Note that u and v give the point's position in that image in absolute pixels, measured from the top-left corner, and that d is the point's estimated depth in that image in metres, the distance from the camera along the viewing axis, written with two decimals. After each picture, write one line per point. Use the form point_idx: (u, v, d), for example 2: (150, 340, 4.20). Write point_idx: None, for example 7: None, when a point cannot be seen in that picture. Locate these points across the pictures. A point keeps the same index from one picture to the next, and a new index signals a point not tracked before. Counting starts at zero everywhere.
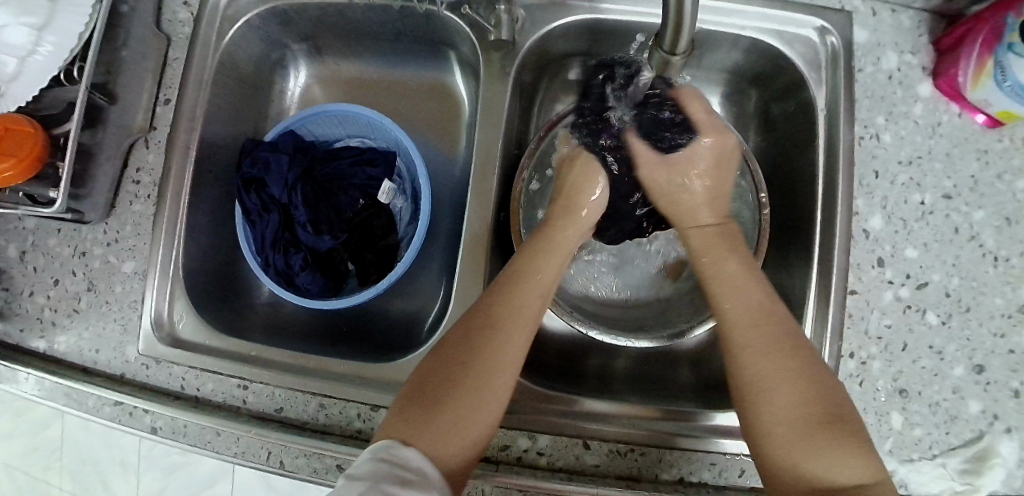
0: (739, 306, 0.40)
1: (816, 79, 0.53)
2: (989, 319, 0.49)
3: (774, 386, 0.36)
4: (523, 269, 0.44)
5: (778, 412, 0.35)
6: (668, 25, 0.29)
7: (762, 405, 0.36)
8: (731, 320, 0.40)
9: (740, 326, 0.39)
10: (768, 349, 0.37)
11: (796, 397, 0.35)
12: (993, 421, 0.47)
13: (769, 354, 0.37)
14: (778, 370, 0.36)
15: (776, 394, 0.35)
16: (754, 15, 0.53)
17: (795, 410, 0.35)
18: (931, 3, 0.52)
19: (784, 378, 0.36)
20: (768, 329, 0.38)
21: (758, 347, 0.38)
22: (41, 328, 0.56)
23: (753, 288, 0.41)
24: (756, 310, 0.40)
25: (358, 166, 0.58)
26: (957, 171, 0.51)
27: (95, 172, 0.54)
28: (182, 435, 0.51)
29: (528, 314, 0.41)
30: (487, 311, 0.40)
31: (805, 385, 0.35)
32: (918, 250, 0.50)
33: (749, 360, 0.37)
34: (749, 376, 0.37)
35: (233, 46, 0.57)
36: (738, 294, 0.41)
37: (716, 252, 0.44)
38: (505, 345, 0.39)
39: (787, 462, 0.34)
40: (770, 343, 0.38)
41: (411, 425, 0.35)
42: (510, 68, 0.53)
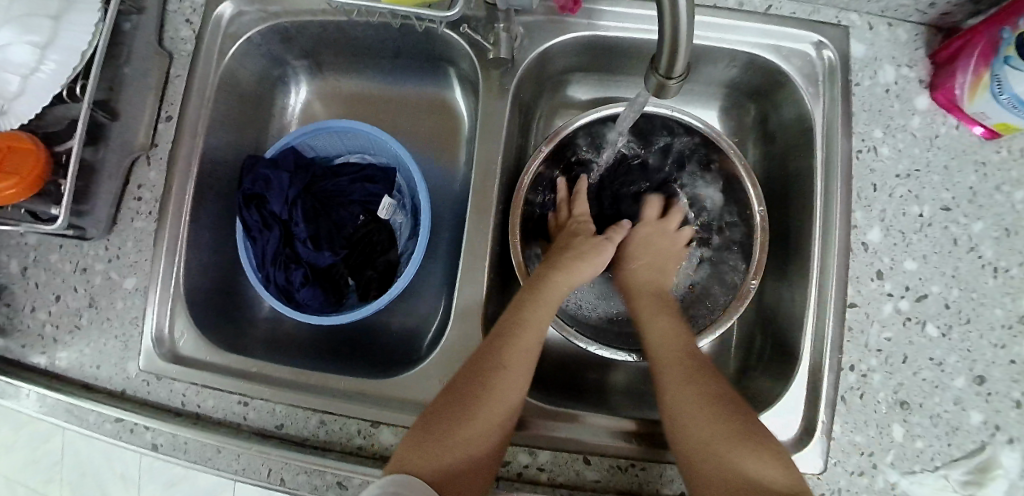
0: (667, 345, 0.49)
1: (813, 94, 0.53)
2: (989, 330, 0.49)
3: (694, 409, 0.44)
4: (524, 314, 0.48)
5: (694, 432, 0.42)
6: (663, 46, 0.29)
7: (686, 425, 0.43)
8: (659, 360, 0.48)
9: (666, 364, 0.47)
10: (682, 379, 0.46)
11: (711, 416, 0.43)
12: (995, 432, 0.47)
13: (689, 385, 0.45)
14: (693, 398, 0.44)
15: (694, 417, 0.43)
16: (752, 30, 0.54)
17: (710, 427, 0.42)
18: (927, 17, 0.53)
19: (694, 405, 0.44)
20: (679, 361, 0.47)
21: (677, 380, 0.46)
22: (43, 344, 0.57)
23: (681, 336, 0.49)
24: (683, 352, 0.48)
25: (358, 182, 0.58)
26: (955, 183, 0.51)
27: (96, 189, 0.54)
28: (182, 452, 0.50)
29: (528, 359, 0.46)
30: (492, 357, 0.45)
31: (714, 411, 0.43)
32: (918, 262, 0.50)
33: (674, 390, 0.45)
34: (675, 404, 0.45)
35: (234, 63, 0.58)
36: (668, 339, 0.49)
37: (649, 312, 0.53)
38: (506, 390, 0.44)
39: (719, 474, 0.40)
40: (688, 378, 0.46)
41: (421, 457, 0.40)
42: (510, 84, 0.53)
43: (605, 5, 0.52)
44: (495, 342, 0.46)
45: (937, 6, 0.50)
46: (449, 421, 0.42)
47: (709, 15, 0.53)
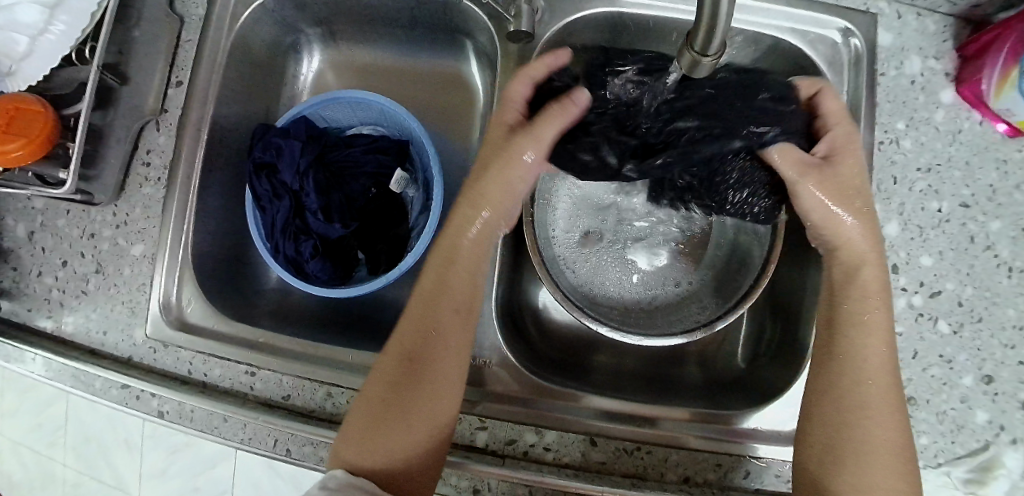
0: (877, 369, 0.40)
1: (838, 81, 0.52)
2: (1001, 330, 0.49)
3: (880, 432, 0.39)
4: (448, 277, 0.44)
5: (863, 448, 0.38)
6: (700, 21, 0.28)
7: (861, 451, 0.38)
8: (864, 363, 0.40)
9: (864, 384, 0.40)
10: (874, 385, 0.40)
11: (888, 466, 0.38)
12: (999, 432, 0.47)
13: (889, 423, 0.39)
14: (894, 436, 0.39)
15: (869, 431, 0.39)
16: (779, 14, 0.52)
17: (890, 469, 0.38)
18: (957, 9, 0.51)
19: (859, 410, 0.39)
20: (874, 358, 0.40)
21: (877, 404, 0.39)
22: (49, 308, 0.56)
23: (885, 348, 0.41)
24: (888, 382, 0.40)
25: (371, 153, 0.58)
26: (976, 180, 0.51)
27: (105, 153, 0.53)
28: (189, 420, 0.51)
29: (457, 319, 0.43)
30: (416, 326, 0.43)
31: (899, 442, 0.39)
32: (933, 257, 0.50)
33: (866, 401, 0.39)
34: (870, 428, 0.39)
35: (247, 28, 0.56)
36: (874, 342, 0.41)
37: (873, 301, 0.42)
38: (435, 356, 0.42)
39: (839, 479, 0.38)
40: (891, 409, 0.39)
41: (361, 444, 0.40)
42: (529, 60, 0.52)
43: None
44: (421, 309, 0.43)
45: None
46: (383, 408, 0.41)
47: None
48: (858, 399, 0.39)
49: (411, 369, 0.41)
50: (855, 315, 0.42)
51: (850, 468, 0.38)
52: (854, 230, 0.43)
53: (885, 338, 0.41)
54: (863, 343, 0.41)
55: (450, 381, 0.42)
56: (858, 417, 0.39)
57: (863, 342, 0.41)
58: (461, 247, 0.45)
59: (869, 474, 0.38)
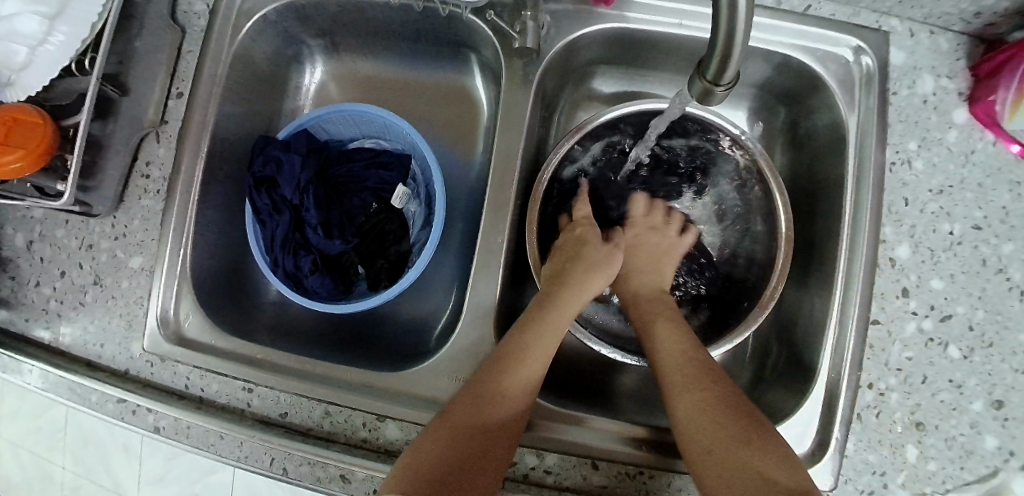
0: (671, 354, 0.47)
1: (849, 100, 0.51)
2: (1012, 355, 0.48)
3: (701, 399, 0.43)
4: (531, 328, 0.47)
5: (690, 415, 0.43)
6: (715, 51, 0.27)
7: (687, 423, 0.43)
8: (671, 349, 0.48)
9: (670, 364, 0.47)
10: (682, 367, 0.46)
11: (715, 423, 0.41)
12: (1009, 458, 0.46)
13: (698, 391, 0.44)
14: (701, 397, 0.43)
15: (688, 401, 0.43)
16: (789, 32, 0.52)
17: (711, 429, 0.41)
18: (970, 27, 0.50)
19: (690, 388, 0.44)
20: (679, 344, 0.48)
21: (685, 381, 0.45)
22: (46, 319, 0.56)
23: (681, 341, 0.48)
24: (685, 360, 0.46)
25: (373, 168, 0.57)
26: (988, 201, 0.50)
27: (104, 165, 0.53)
28: (185, 437, 0.50)
29: (531, 368, 0.45)
30: (498, 365, 0.44)
31: (730, 401, 0.43)
32: (944, 280, 0.49)
33: (677, 377, 0.45)
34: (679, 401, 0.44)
35: (249, 40, 0.56)
36: (674, 338, 0.48)
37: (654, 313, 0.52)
38: (511, 392, 0.43)
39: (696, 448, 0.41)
40: (689, 381, 0.45)
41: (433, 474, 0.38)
42: (534, 76, 0.51)
43: None
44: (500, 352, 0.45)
45: (983, 16, 0.48)
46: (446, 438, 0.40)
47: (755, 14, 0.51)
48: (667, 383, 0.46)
49: (482, 406, 0.42)
50: (655, 307, 0.52)
51: (688, 431, 0.42)
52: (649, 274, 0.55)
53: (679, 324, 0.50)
54: (662, 340, 0.49)
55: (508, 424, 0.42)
56: (674, 399, 0.44)
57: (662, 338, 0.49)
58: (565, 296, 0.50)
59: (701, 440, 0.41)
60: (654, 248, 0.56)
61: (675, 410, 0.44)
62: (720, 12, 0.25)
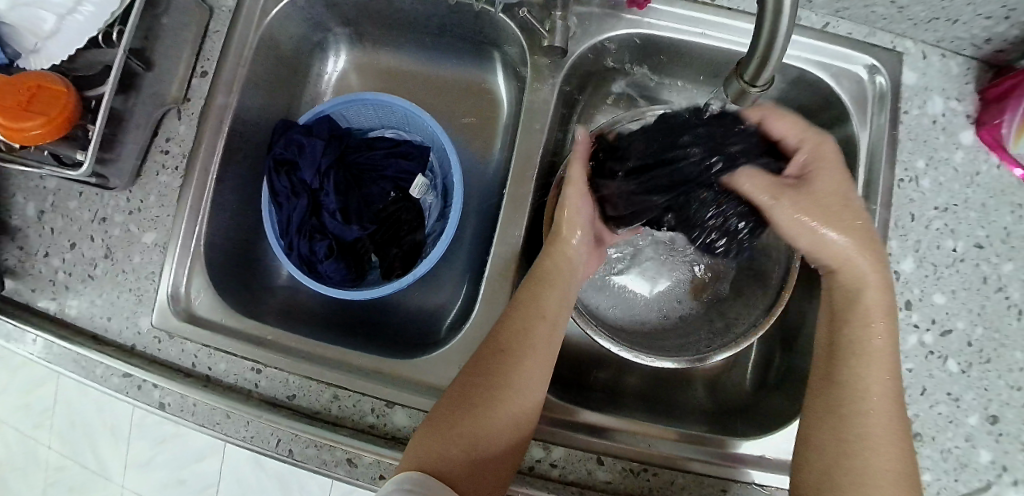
0: (884, 394, 0.38)
1: (862, 117, 0.53)
2: (1008, 372, 0.49)
3: (886, 412, 0.38)
4: (532, 303, 0.45)
5: (868, 437, 0.37)
6: (755, 53, 0.29)
7: (863, 455, 0.37)
8: (869, 330, 0.40)
9: (866, 349, 0.40)
10: (879, 361, 0.39)
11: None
12: (1001, 472, 0.48)
13: (886, 450, 0.37)
14: (893, 464, 0.36)
15: (877, 420, 0.38)
16: (807, 47, 0.53)
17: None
18: (981, 53, 0.52)
19: (868, 395, 0.38)
20: (880, 335, 0.40)
21: (881, 387, 0.39)
22: (53, 290, 0.56)
23: (888, 368, 0.39)
24: (885, 364, 0.39)
25: (392, 157, 0.58)
26: (991, 221, 0.51)
27: (124, 138, 0.53)
28: (190, 414, 0.50)
29: (537, 346, 0.43)
30: (497, 346, 0.43)
31: (901, 433, 0.38)
32: (946, 296, 0.50)
33: (871, 381, 0.39)
34: (869, 458, 0.37)
35: (277, 23, 0.56)
36: (869, 324, 0.40)
37: (858, 275, 0.41)
38: (517, 365, 0.42)
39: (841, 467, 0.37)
40: (887, 433, 0.37)
41: (436, 451, 0.38)
42: (558, 74, 0.52)
43: (662, 4, 0.51)
44: (502, 327, 0.44)
45: (994, 42, 0.50)
46: (461, 417, 0.40)
47: None
48: (858, 426, 0.38)
49: (491, 392, 0.41)
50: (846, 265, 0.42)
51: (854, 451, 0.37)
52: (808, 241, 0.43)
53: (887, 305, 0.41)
54: (863, 365, 0.39)
55: (525, 404, 0.41)
56: (864, 398, 0.38)
57: (867, 365, 0.39)
58: (569, 265, 0.48)
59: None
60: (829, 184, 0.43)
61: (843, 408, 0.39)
62: (767, 13, 0.26)
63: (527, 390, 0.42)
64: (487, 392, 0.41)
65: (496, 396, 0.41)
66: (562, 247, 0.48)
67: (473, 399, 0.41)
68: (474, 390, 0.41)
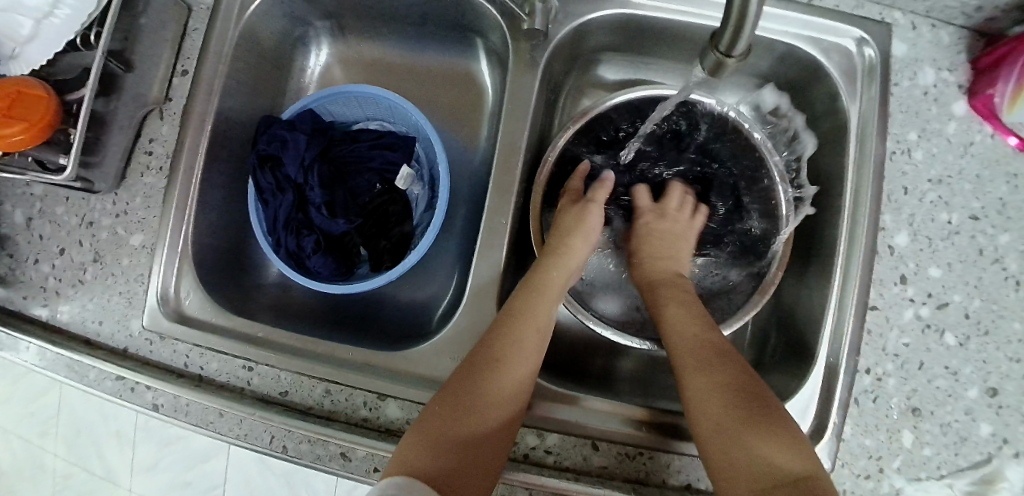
0: (681, 337, 0.47)
1: (851, 90, 0.52)
2: (1007, 344, 0.48)
3: (715, 379, 0.43)
4: (523, 318, 0.46)
5: (697, 395, 0.43)
6: (729, 22, 0.28)
7: (699, 406, 0.42)
8: (683, 321, 0.48)
9: (674, 329, 0.48)
10: (691, 340, 0.46)
11: (727, 404, 0.41)
12: (1002, 445, 0.47)
13: (709, 372, 0.43)
14: (726, 399, 0.41)
15: (695, 382, 0.43)
16: (793, 21, 0.52)
17: (721, 409, 0.41)
18: (972, 21, 0.51)
19: (694, 369, 0.44)
20: (687, 321, 0.48)
21: (696, 361, 0.45)
22: (44, 296, 0.55)
23: (697, 320, 0.48)
24: (698, 340, 0.46)
25: (377, 149, 0.57)
26: (986, 192, 0.50)
27: (106, 141, 0.52)
28: (184, 414, 0.50)
29: (521, 364, 0.44)
30: (488, 351, 0.44)
31: (737, 384, 0.42)
32: (942, 269, 0.49)
33: (684, 355, 0.46)
34: (692, 388, 0.43)
35: (256, 18, 0.56)
36: (685, 321, 0.48)
37: (667, 297, 0.51)
38: (505, 372, 0.43)
39: (709, 421, 0.41)
40: (703, 362, 0.44)
41: (421, 456, 0.39)
42: (541, 59, 0.52)
43: None
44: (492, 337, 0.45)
45: (984, 10, 0.49)
46: (450, 421, 0.41)
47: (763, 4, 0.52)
48: (678, 369, 0.45)
49: (479, 399, 0.41)
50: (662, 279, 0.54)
51: (702, 410, 0.42)
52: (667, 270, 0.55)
53: (688, 301, 0.51)
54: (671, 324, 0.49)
55: (509, 412, 0.42)
56: (681, 371, 0.45)
57: (673, 322, 0.49)
58: (556, 272, 0.50)
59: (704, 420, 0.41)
60: (668, 233, 0.57)
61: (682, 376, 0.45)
62: None
63: (513, 396, 0.43)
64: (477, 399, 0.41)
65: (482, 402, 0.41)
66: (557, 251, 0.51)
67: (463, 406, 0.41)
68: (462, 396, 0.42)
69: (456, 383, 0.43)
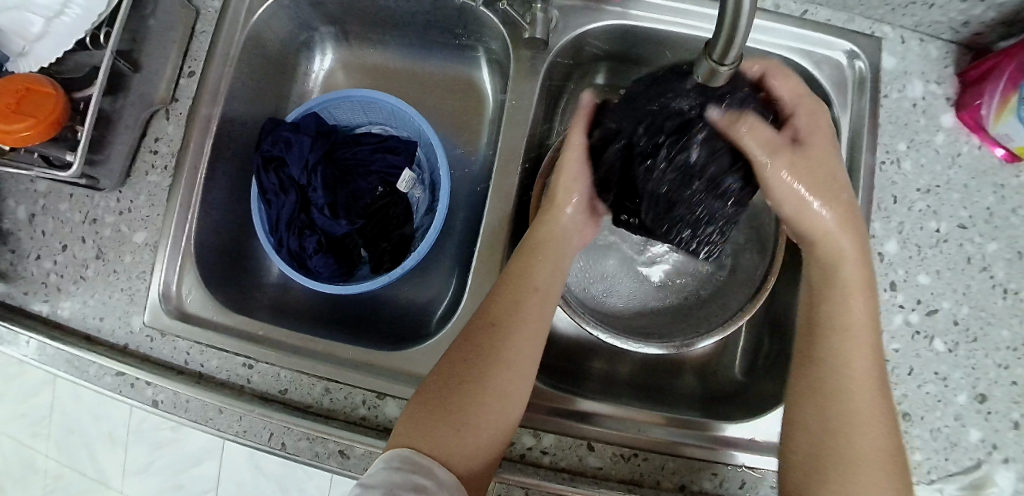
0: (865, 369, 0.39)
1: (842, 101, 0.53)
2: (995, 351, 0.49)
3: (871, 430, 0.37)
4: (518, 281, 0.45)
5: (847, 431, 0.37)
6: (721, 33, 0.29)
7: (843, 444, 0.37)
8: (850, 320, 0.40)
9: (853, 325, 0.40)
10: (862, 352, 0.39)
11: (880, 471, 0.36)
12: (991, 450, 0.48)
13: (873, 420, 0.38)
14: (875, 445, 0.37)
15: (857, 419, 0.37)
16: (785, 33, 0.54)
17: (882, 480, 0.36)
18: (959, 36, 0.53)
19: (851, 395, 0.38)
20: (857, 322, 0.40)
21: (860, 385, 0.38)
22: (46, 292, 0.56)
23: (864, 334, 0.40)
24: (869, 364, 0.39)
25: (379, 152, 0.59)
26: (973, 202, 0.52)
27: (112, 140, 0.53)
28: (183, 410, 0.50)
29: (524, 329, 0.43)
30: (484, 318, 0.43)
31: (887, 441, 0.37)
32: (931, 276, 0.50)
33: (849, 369, 0.39)
34: (847, 423, 0.37)
35: (263, 22, 0.57)
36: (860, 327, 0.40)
37: (846, 278, 0.41)
38: (506, 338, 0.42)
39: (841, 468, 0.36)
40: (874, 412, 0.38)
41: (426, 430, 0.38)
42: (541, 66, 0.53)
43: None
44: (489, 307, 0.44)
45: (971, 25, 0.51)
46: (451, 391, 0.40)
47: (757, 17, 0.53)
48: (846, 408, 0.38)
49: (483, 371, 0.41)
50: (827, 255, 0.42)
51: (845, 459, 0.37)
52: (830, 223, 0.42)
53: (865, 284, 0.41)
54: (845, 346, 0.39)
55: (513, 384, 0.41)
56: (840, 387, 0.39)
57: (846, 344, 0.39)
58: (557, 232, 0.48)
59: (863, 490, 0.35)
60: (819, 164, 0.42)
61: (839, 394, 0.38)
62: None
63: (517, 364, 0.42)
64: (478, 366, 0.41)
65: (484, 373, 0.41)
66: (552, 223, 0.48)
67: (466, 377, 0.41)
68: (466, 369, 0.41)
69: (457, 351, 0.43)
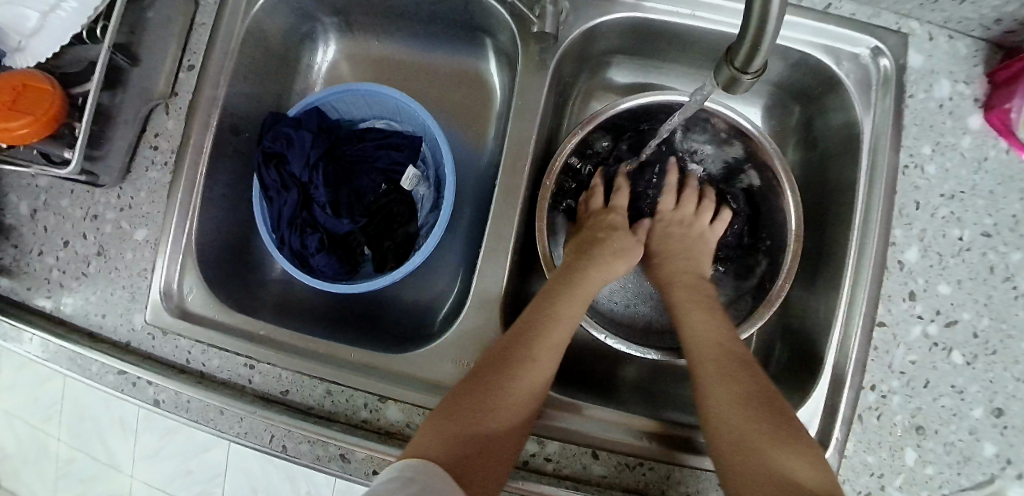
0: (705, 341, 0.47)
1: (864, 101, 0.51)
2: (1015, 364, 0.48)
3: (732, 385, 0.44)
4: (545, 314, 0.47)
5: (711, 392, 0.44)
6: (744, 39, 0.27)
7: (717, 403, 0.43)
8: (694, 315, 0.50)
9: (692, 320, 0.50)
10: (704, 335, 0.48)
11: (749, 415, 0.41)
12: (1006, 465, 0.47)
13: (729, 378, 0.44)
14: (744, 397, 0.43)
15: (715, 380, 0.44)
16: (807, 28, 0.51)
17: (758, 418, 0.41)
18: (990, 33, 0.50)
19: (703, 367, 0.46)
20: (703, 317, 0.49)
21: (712, 357, 0.46)
22: (48, 288, 0.55)
23: (712, 323, 0.49)
24: (713, 342, 0.47)
25: (382, 148, 0.57)
26: (999, 209, 0.49)
27: (112, 135, 0.52)
28: (184, 411, 0.50)
29: (544, 362, 0.45)
30: (512, 345, 0.44)
31: (756, 391, 0.43)
32: (951, 286, 0.49)
33: (699, 350, 0.47)
34: (709, 388, 0.44)
35: (264, 14, 0.55)
36: (705, 323, 0.49)
37: (691, 298, 0.51)
38: (528, 366, 0.44)
39: (726, 422, 0.42)
40: (727, 371, 0.45)
41: (443, 444, 0.39)
42: (550, 61, 0.51)
43: None
44: (517, 341, 0.45)
45: (1004, 23, 0.48)
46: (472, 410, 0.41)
47: None
48: (700, 372, 0.46)
49: (502, 394, 0.42)
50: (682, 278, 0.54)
51: (719, 413, 0.42)
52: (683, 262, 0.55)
53: (703, 292, 0.52)
54: (692, 328, 0.49)
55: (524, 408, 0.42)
56: (698, 365, 0.46)
57: (691, 326, 0.49)
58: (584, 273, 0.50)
59: (735, 426, 0.41)
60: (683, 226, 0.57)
61: (699, 370, 0.46)
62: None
63: (532, 393, 0.43)
64: (500, 388, 0.42)
65: (503, 396, 0.42)
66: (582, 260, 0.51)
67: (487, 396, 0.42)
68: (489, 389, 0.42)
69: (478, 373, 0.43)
